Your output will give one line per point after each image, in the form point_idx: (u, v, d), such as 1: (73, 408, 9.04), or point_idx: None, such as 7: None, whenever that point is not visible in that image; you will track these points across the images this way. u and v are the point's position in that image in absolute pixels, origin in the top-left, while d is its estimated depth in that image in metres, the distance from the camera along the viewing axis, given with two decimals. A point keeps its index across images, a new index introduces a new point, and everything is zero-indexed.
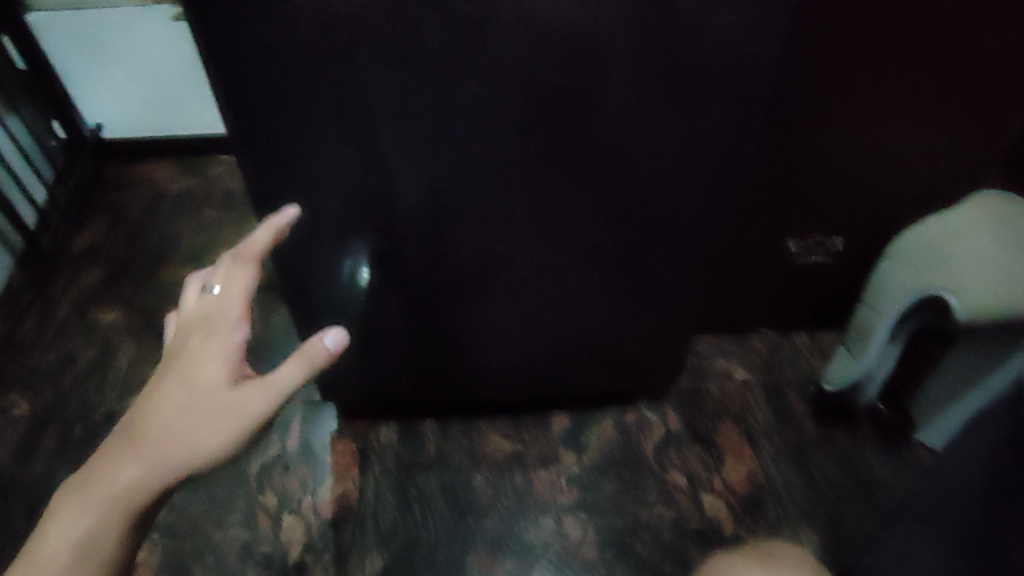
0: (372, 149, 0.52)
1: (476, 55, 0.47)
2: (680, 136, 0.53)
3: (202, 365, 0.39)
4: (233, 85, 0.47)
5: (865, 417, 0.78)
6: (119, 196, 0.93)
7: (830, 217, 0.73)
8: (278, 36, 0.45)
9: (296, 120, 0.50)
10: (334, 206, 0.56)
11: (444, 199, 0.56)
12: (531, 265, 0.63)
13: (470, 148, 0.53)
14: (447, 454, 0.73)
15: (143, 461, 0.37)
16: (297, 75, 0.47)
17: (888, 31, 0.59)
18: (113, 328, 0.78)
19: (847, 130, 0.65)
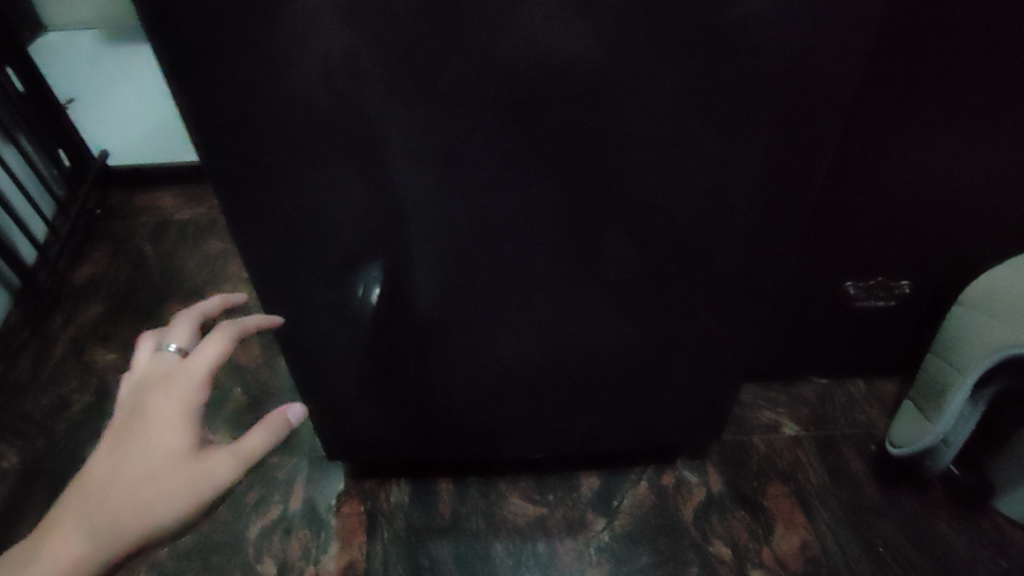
0: (379, 190, 0.46)
1: (499, 84, 0.41)
2: (731, 171, 0.46)
3: (161, 431, 0.35)
4: (222, 119, 0.41)
5: (934, 480, 0.69)
6: (122, 224, 0.88)
7: (896, 256, 0.64)
8: (274, 65, 0.39)
9: (292, 159, 0.44)
10: (336, 253, 0.50)
11: (461, 245, 0.50)
12: (559, 313, 0.56)
13: (489, 188, 0.46)
14: (463, 517, 0.66)
15: (88, 534, 0.33)
16: (293, 109, 0.41)
17: (975, 47, 0.51)
18: (109, 368, 0.73)
19: (920, 159, 0.57)
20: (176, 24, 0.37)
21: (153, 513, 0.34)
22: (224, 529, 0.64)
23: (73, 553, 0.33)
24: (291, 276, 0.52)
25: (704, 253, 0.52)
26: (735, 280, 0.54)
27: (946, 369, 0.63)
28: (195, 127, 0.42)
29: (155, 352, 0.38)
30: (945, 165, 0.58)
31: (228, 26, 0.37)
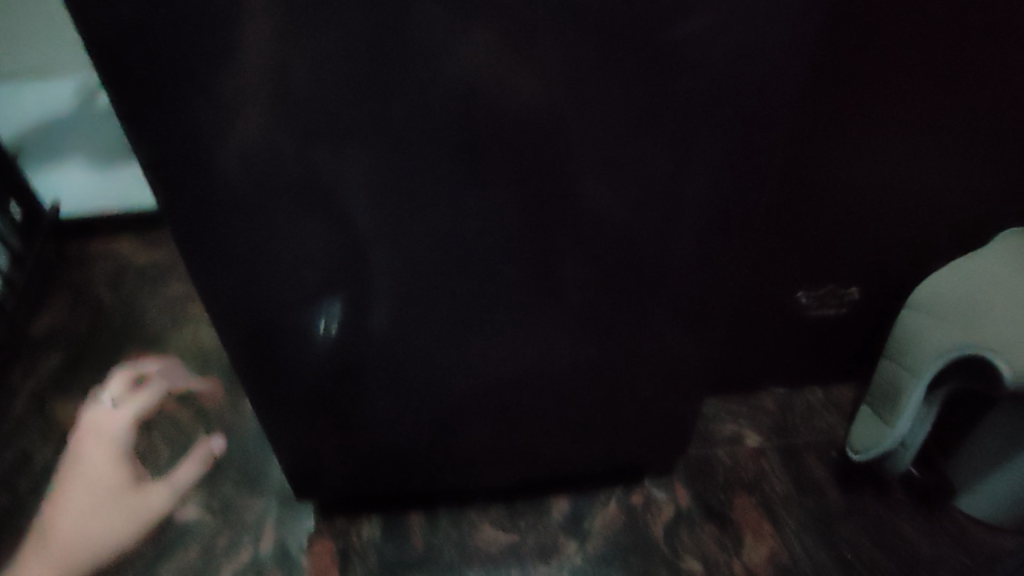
0: (331, 233, 0.47)
1: (438, 129, 0.42)
2: (671, 197, 0.48)
3: None
4: (168, 174, 0.42)
5: (897, 481, 0.70)
6: (81, 273, 0.89)
7: (845, 265, 0.66)
8: (216, 116, 0.40)
9: (238, 206, 0.44)
10: (293, 297, 0.51)
11: (414, 282, 0.51)
12: (515, 343, 0.57)
13: (437, 225, 0.47)
14: (435, 550, 0.66)
15: None
16: (240, 161, 0.42)
17: (900, 63, 0.53)
18: (70, 420, 0.72)
19: (860, 170, 0.59)
20: (117, 85, 0.38)
21: None
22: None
23: None
24: (248, 323, 0.52)
25: (650, 277, 0.53)
26: (683, 301, 0.56)
27: (898, 373, 0.65)
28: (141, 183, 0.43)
29: None
30: (883, 173, 0.59)
31: (171, 85, 0.38)
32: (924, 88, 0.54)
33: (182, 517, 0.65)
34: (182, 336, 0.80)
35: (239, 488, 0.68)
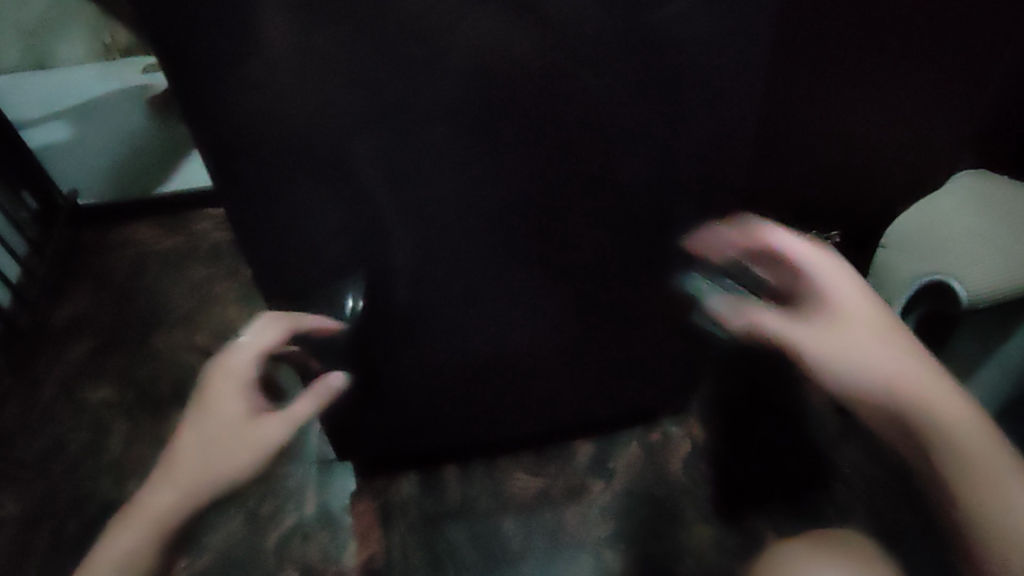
0: (359, 192, 0.48)
1: (480, 83, 0.45)
2: (674, 143, 0.51)
3: (227, 403, 0.48)
4: (217, 137, 0.44)
5: None
6: (102, 262, 0.91)
7: (824, 211, 0.73)
8: (264, 81, 0.42)
9: (271, 176, 0.46)
10: (330, 258, 0.52)
11: (444, 237, 0.53)
12: (542, 301, 0.60)
13: (461, 177, 0.50)
14: (472, 499, 0.71)
15: (186, 483, 0.45)
16: (271, 118, 0.43)
17: (866, 24, 0.60)
18: (103, 405, 0.72)
19: (831, 119, 0.66)
20: (174, 42, 0.39)
21: (231, 462, 0.47)
22: (237, 544, 0.66)
23: (170, 501, 0.45)
24: (280, 299, 0.53)
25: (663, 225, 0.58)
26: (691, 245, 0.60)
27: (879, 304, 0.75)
28: (196, 142, 0.44)
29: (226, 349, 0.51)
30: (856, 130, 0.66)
31: (223, 40, 0.40)
32: (886, 46, 0.61)
33: None
34: (210, 313, 0.82)
35: None
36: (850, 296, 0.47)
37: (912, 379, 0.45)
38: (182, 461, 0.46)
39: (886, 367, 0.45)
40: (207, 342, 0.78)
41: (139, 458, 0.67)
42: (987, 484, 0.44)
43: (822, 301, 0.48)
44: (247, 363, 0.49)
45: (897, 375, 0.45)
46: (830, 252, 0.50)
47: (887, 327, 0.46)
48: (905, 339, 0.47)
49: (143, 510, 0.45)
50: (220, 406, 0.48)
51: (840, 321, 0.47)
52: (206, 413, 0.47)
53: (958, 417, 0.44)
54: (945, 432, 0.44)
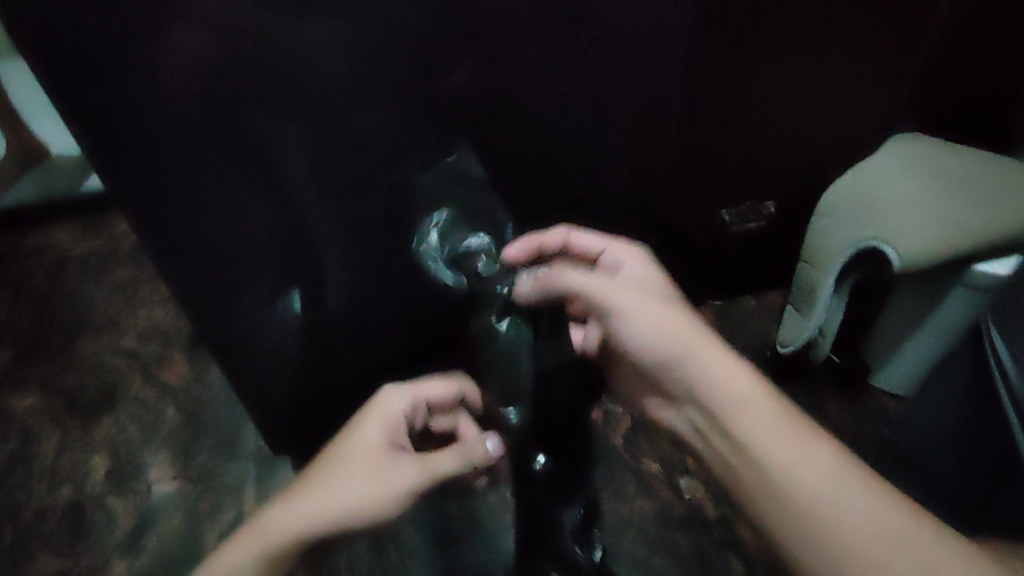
0: (279, 191, 0.47)
1: (393, 77, 0.44)
2: (594, 107, 0.53)
3: (366, 436, 0.48)
4: (114, 151, 0.40)
5: (821, 372, 0.81)
6: (19, 266, 0.88)
7: (762, 183, 0.71)
8: (168, 93, 0.39)
9: (180, 188, 0.44)
10: (254, 263, 0.50)
11: (363, 231, 0.52)
12: (465, 299, 0.60)
13: (372, 163, 0.48)
14: None
15: (310, 505, 0.45)
16: (169, 122, 0.40)
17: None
18: (30, 414, 0.73)
19: (768, 93, 0.63)
20: (42, 62, 0.36)
21: (359, 493, 0.45)
22: (174, 542, 0.65)
23: (285, 519, 0.45)
24: (198, 309, 0.51)
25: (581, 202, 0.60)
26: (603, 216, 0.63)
27: (809, 268, 0.73)
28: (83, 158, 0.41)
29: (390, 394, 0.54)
30: (795, 107, 0.65)
31: (100, 54, 0.36)
32: (827, 16, 0.59)
33: (160, 487, 0.68)
34: (137, 316, 0.82)
35: (215, 454, 0.71)
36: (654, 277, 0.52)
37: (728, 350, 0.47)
38: (313, 484, 0.46)
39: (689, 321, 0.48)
40: (135, 345, 0.79)
41: (76, 466, 0.69)
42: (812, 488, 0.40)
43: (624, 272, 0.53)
44: (401, 400, 0.51)
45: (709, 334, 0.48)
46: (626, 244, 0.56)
47: (672, 295, 0.50)
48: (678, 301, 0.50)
49: (257, 533, 0.45)
50: (360, 446, 0.48)
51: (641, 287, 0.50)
52: (345, 454, 0.48)
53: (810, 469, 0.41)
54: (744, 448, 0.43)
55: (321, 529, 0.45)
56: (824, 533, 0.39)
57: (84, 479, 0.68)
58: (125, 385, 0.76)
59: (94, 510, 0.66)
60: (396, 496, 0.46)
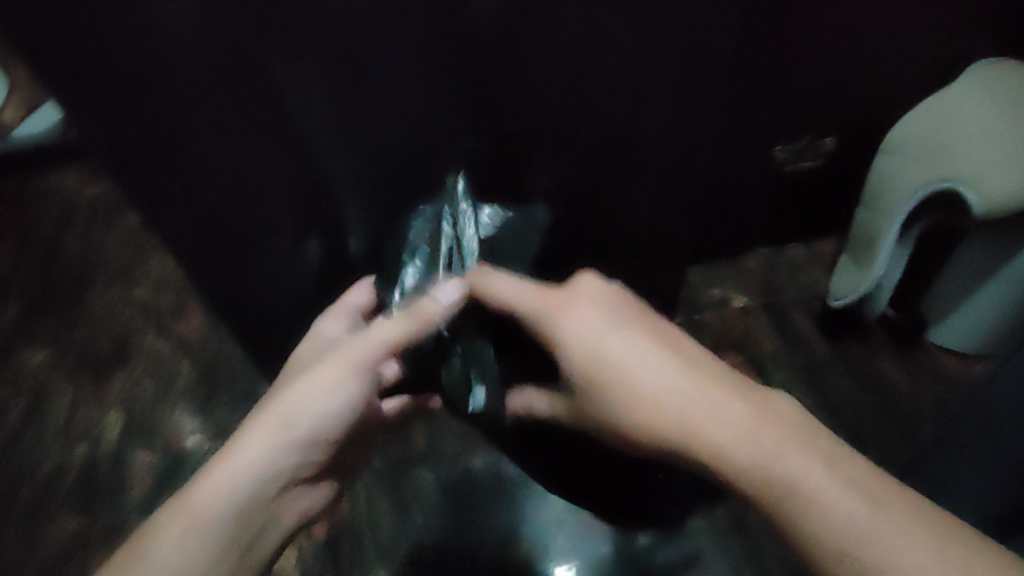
0: (282, 122, 0.42)
1: None
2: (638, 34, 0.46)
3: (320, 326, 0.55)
4: (108, 120, 0.38)
5: (873, 326, 0.75)
6: (26, 212, 0.83)
7: (824, 116, 0.63)
8: (169, 59, 0.36)
9: (185, 158, 0.41)
10: (260, 197, 0.46)
11: (378, 164, 0.47)
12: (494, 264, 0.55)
13: (385, 90, 0.43)
14: (438, 444, 0.71)
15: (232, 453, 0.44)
16: (146, 47, 0.35)
17: None
18: (42, 369, 0.71)
19: (840, 12, 0.54)
20: None
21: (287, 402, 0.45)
22: None
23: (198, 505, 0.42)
24: (208, 263, 0.49)
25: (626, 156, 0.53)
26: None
27: (870, 216, 0.67)
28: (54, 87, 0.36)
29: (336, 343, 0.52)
30: (863, 41, 0.57)
31: None
32: None
33: (177, 447, 0.66)
34: (148, 266, 0.78)
35: (232, 411, 0.68)
36: (616, 350, 0.42)
37: (707, 433, 0.38)
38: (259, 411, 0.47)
39: (653, 427, 0.40)
40: (147, 296, 0.76)
41: (90, 423, 0.67)
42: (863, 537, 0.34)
43: (571, 363, 0.43)
44: (331, 323, 0.54)
45: (676, 423, 0.39)
46: (569, 293, 0.44)
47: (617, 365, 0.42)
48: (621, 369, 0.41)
49: (178, 511, 0.41)
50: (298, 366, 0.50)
51: (592, 388, 0.43)
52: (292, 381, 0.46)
53: (838, 514, 0.34)
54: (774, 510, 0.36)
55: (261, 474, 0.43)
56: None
57: (99, 436, 0.67)
58: (139, 338, 0.73)
59: (111, 470, 0.65)
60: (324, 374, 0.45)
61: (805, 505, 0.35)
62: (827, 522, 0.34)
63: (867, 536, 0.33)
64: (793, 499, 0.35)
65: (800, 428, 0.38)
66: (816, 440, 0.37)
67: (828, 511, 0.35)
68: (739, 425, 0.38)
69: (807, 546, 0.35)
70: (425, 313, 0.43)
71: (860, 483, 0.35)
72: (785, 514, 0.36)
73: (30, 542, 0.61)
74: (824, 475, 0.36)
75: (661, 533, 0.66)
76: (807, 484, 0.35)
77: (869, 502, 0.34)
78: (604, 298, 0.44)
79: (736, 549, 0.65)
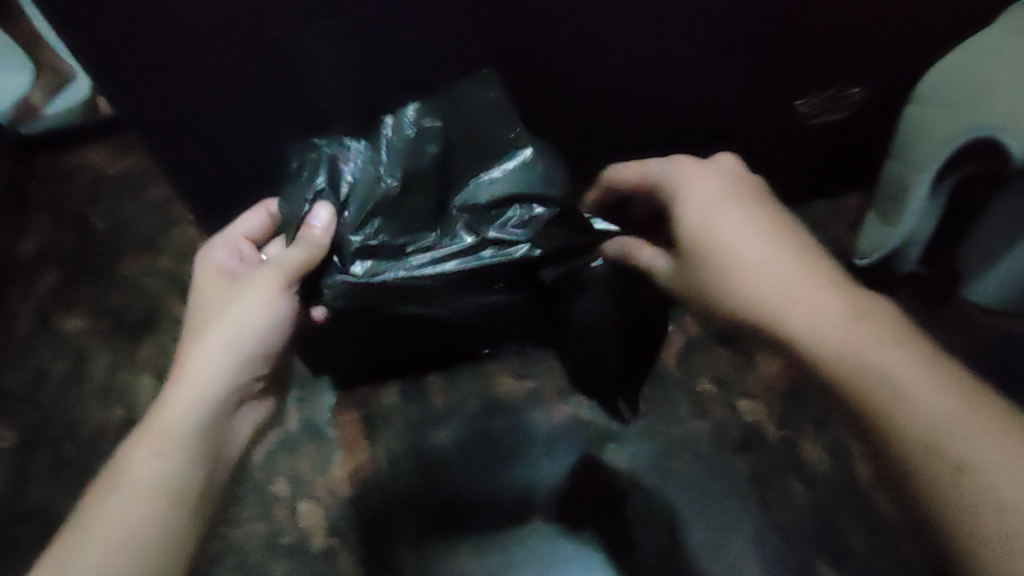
0: None
1: None
2: None
3: (206, 260, 0.49)
4: (130, 94, 0.42)
5: (902, 283, 0.73)
6: (58, 187, 0.86)
7: (851, 67, 0.60)
8: (173, 32, 0.40)
9: (203, 125, 0.46)
10: None
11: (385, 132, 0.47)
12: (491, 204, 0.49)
13: None
14: (458, 404, 0.72)
15: (183, 402, 0.45)
16: None
17: None
18: (81, 334, 0.74)
19: None
20: None
21: (232, 348, 0.46)
22: None
23: (150, 465, 0.44)
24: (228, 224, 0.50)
25: (613, 100, 0.56)
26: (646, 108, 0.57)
27: (903, 168, 0.64)
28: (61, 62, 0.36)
29: (229, 279, 0.48)
30: None
31: None
32: None
33: None
34: (175, 235, 0.80)
35: None
36: (722, 218, 0.45)
37: (806, 313, 0.42)
38: (184, 357, 0.47)
39: (747, 292, 0.44)
40: (174, 265, 0.78)
41: (127, 385, 0.70)
42: (951, 429, 0.37)
43: (684, 234, 0.46)
44: (220, 248, 0.49)
45: (776, 297, 0.43)
46: (692, 162, 0.49)
47: (727, 220, 0.45)
48: (730, 225, 0.45)
49: (152, 428, 0.45)
50: (205, 296, 0.48)
51: (695, 258, 0.46)
52: (215, 321, 0.47)
53: (930, 416, 0.37)
54: (866, 395, 0.39)
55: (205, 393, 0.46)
56: (947, 475, 0.36)
57: (134, 399, 0.70)
58: (168, 305, 0.75)
59: None
60: (256, 324, 0.46)
61: (895, 399, 0.38)
62: (912, 413, 0.37)
63: (950, 439, 0.36)
64: (890, 390, 0.38)
65: (907, 332, 0.40)
66: (919, 343, 0.40)
67: (929, 416, 0.37)
68: (849, 320, 0.41)
69: (887, 425, 0.38)
70: (305, 240, 0.44)
71: (955, 386, 0.38)
72: (870, 401, 0.39)
73: (74, 496, 0.65)
74: (926, 383, 0.38)
75: (680, 493, 0.67)
76: (911, 383, 0.38)
77: (969, 407, 0.37)
78: (725, 184, 0.47)
79: (757, 506, 0.66)
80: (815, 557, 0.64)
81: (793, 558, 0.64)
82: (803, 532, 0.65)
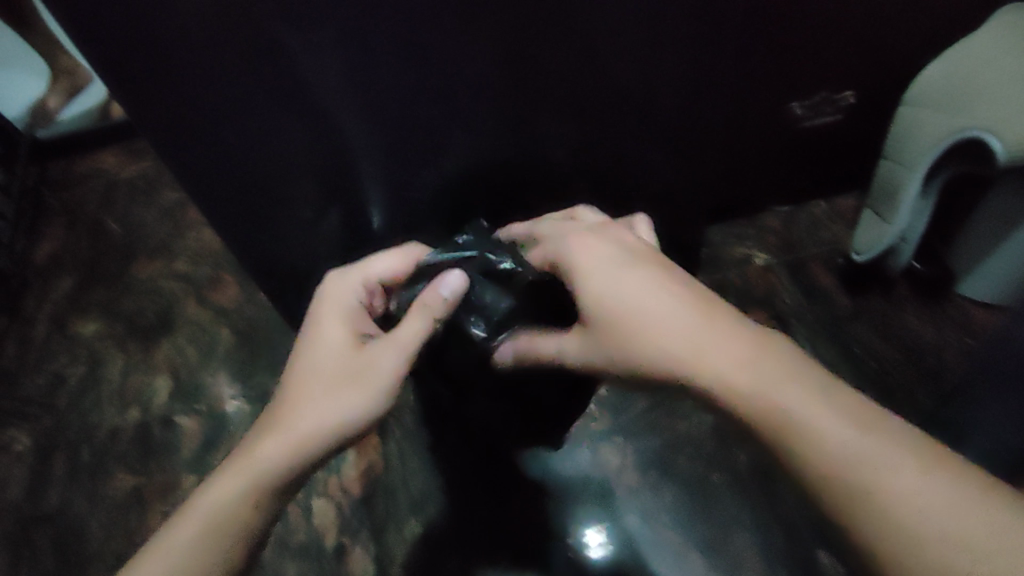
0: (314, 114, 0.42)
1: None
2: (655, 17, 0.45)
3: (332, 305, 0.50)
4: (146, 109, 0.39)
5: (898, 279, 0.75)
6: (72, 192, 0.88)
7: (842, 71, 0.63)
8: (189, 35, 0.35)
9: (219, 137, 0.41)
10: (295, 183, 0.47)
11: (402, 152, 0.48)
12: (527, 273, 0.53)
13: (410, 85, 0.43)
14: None
15: (275, 444, 0.44)
16: (183, 47, 0.36)
17: None
18: (96, 338, 0.76)
19: None
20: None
21: (335, 403, 0.45)
22: None
23: (225, 499, 0.43)
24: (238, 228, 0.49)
25: (644, 106, 0.52)
26: (672, 112, 0.54)
27: (893, 168, 0.66)
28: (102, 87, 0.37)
29: (346, 331, 0.49)
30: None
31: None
32: None
33: (224, 407, 0.70)
34: (188, 240, 0.83)
35: (270, 375, 0.72)
36: (588, 265, 0.44)
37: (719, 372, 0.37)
38: (284, 403, 0.46)
39: (631, 340, 0.41)
40: (187, 269, 0.80)
41: (142, 388, 0.72)
42: (869, 466, 0.32)
43: (599, 307, 0.42)
44: (351, 290, 0.51)
45: (690, 354, 0.38)
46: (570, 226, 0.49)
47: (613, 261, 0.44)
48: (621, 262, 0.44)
49: (244, 465, 0.44)
50: (319, 345, 0.48)
51: (613, 334, 0.42)
52: (324, 371, 0.46)
53: (851, 455, 0.33)
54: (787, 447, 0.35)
55: (305, 443, 0.44)
56: (885, 520, 0.31)
57: (149, 400, 0.71)
58: (181, 307, 0.77)
59: (162, 431, 0.69)
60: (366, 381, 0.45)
61: (811, 439, 0.34)
62: (824, 458, 0.33)
63: (857, 473, 0.32)
64: (800, 429, 0.34)
65: (799, 359, 0.37)
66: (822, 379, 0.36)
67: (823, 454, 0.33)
68: (717, 340, 0.38)
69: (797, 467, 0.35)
70: (434, 308, 0.47)
71: (851, 409, 0.34)
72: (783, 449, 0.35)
73: (90, 498, 0.66)
74: (840, 418, 0.34)
75: (684, 488, 0.68)
76: (821, 423, 0.34)
77: (874, 439, 0.33)
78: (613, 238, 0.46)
79: (760, 499, 0.67)
80: (816, 548, 0.64)
81: (795, 550, 0.64)
82: (806, 525, 0.66)
